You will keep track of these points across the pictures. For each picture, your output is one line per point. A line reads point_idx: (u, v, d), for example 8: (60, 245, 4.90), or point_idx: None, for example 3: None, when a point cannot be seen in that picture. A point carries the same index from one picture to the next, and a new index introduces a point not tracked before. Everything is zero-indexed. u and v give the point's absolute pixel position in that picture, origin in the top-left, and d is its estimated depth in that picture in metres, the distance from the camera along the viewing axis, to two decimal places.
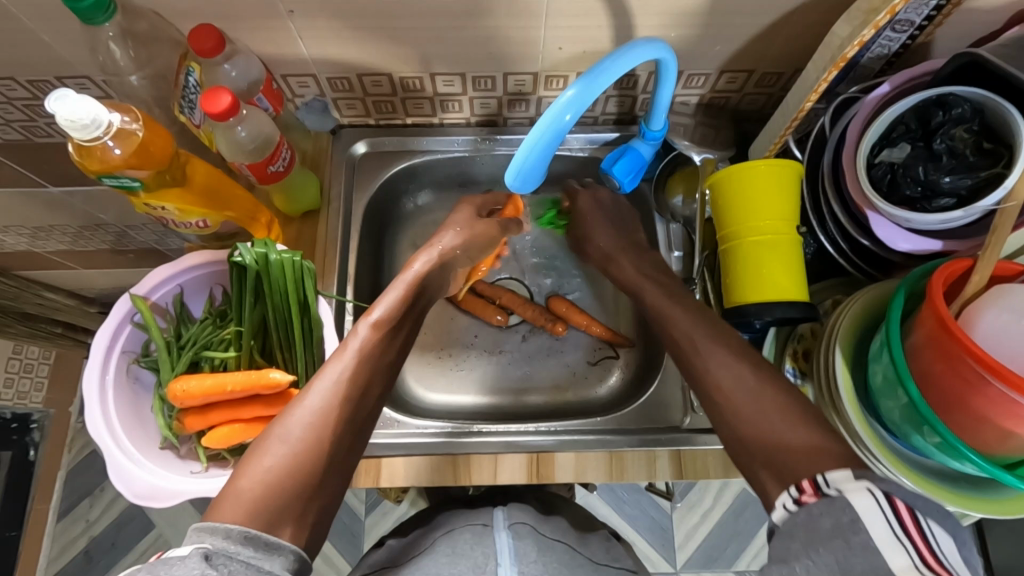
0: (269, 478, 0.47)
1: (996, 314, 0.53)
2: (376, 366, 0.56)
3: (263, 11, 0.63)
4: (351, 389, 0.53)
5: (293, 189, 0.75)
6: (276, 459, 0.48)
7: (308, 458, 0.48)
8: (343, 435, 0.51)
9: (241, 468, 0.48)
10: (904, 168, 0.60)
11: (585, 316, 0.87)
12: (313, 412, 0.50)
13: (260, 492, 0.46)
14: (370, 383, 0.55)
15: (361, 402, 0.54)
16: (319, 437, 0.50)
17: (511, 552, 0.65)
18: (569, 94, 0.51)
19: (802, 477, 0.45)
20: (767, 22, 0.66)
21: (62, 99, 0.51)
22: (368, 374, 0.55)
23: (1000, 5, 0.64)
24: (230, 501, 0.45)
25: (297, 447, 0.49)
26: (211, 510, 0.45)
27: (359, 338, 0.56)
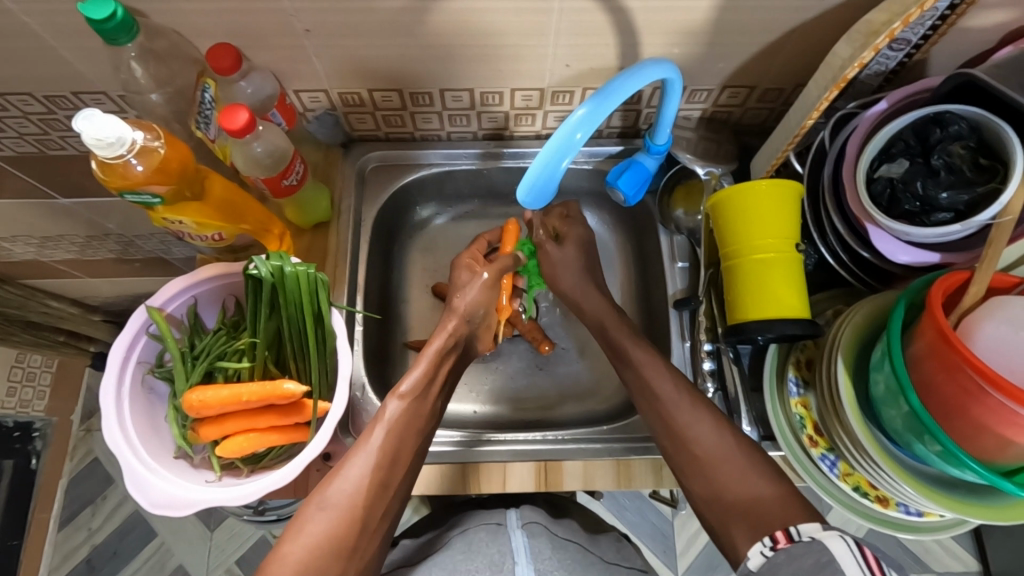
0: (311, 545, 0.56)
1: (994, 325, 0.55)
2: (408, 435, 0.63)
3: (279, 31, 0.64)
4: (384, 459, 0.61)
5: (305, 202, 0.77)
6: (316, 527, 0.57)
7: (343, 528, 0.57)
8: (376, 502, 0.59)
9: (287, 531, 0.57)
10: (903, 183, 0.62)
11: (540, 338, 0.88)
12: (349, 485, 0.58)
13: (302, 557, 0.55)
14: (401, 455, 0.62)
15: (394, 469, 0.61)
16: (353, 508, 0.58)
17: (527, 551, 0.67)
18: (580, 113, 0.52)
19: (778, 530, 0.53)
20: (770, 40, 0.68)
21: (89, 118, 0.53)
22: (398, 446, 0.62)
23: (994, 25, 0.66)
24: (278, 562, 0.54)
25: (333, 518, 0.57)
26: (263, 567, 0.55)
27: (394, 407, 0.64)
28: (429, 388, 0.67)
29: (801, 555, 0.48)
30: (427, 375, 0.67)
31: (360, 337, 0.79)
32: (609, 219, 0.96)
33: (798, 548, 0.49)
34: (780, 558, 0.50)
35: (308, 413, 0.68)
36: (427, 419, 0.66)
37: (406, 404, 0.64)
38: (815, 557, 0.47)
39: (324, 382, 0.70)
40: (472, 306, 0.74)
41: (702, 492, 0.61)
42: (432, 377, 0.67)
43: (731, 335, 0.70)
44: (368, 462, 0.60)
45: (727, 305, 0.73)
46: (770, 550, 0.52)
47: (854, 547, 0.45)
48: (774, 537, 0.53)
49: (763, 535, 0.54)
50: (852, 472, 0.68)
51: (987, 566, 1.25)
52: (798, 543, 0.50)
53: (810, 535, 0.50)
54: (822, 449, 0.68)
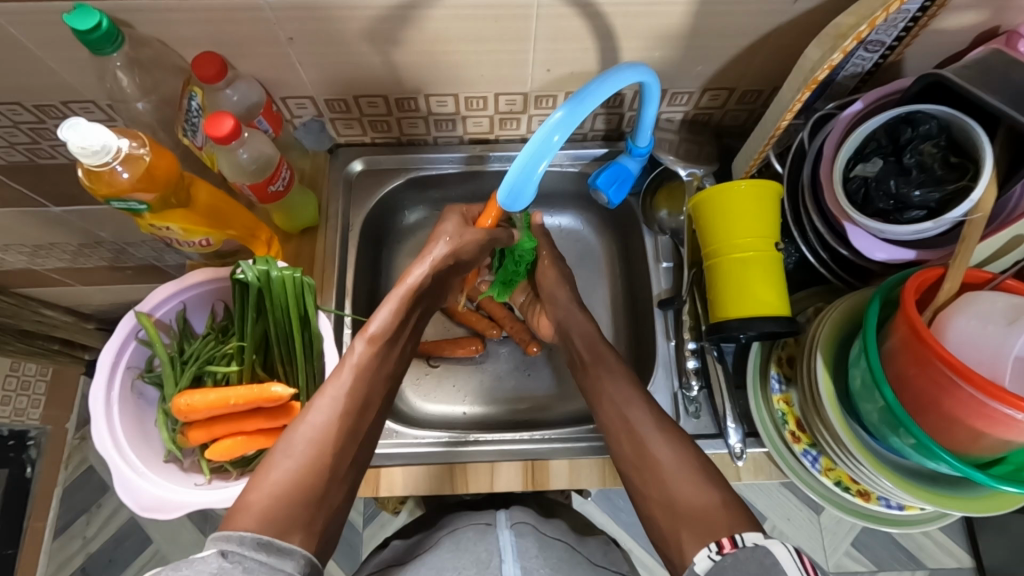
0: (278, 490, 0.54)
1: (965, 320, 0.56)
2: (375, 376, 0.63)
3: (263, 39, 0.65)
4: (353, 402, 0.60)
5: (292, 208, 0.78)
6: (283, 475, 0.55)
7: (312, 471, 0.56)
8: (347, 447, 0.58)
9: (253, 482, 0.55)
10: (876, 182, 0.63)
11: (526, 334, 0.90)
12: (317, 428, 0.58)
13: (271, 504, 0.53)
14: (369, 397, 0.62)
15: (362, 417, 0.61)
16: (320, 452, 0.57)
17: (514, 549, 0.68)
18: (557, 115, 0.53)
19: (724, 536, 0.54)
20: (746, 43, 0.70)
21: (74, 127, 0.54)
22: (367, 390, 0.62)
23: (965, 27, 0.67)
24: (241, 514, 0.52)
25: (300, 463, 0.56)
26: (226, 522, 0.52)
27: (361, 350, 0.64)
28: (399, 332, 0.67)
29: (748, 559, 0.49)
30: (395, 319, 0.67)
31: (348, 340, 0.80)
32: (595, 221, 0.97)
33: (744, 556, 0.50)
34: (727, 564, 0.50)
35: (296, 415, 0.70)
36: (394, 364, 0.66)
37: (375, 347, 0.64)
38: (763, 561, 0.48)
39: (312, 384, 0.71)
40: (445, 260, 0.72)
41: (674, 485, 0.60)
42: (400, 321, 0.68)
43: (714, 334, 0.70)
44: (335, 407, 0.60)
45: (709, 303, 0.74)
46: (717, 555, 0.52)
47: (798, 556, 0.47)
48: (720, 542, 0.53)
49: (710, 540, 0.54)
50: (834, 467, 0.69)
51: (980, 563, 1.25)
52: (744, 547, 0.51)
53: (753, 540, 0.51)
54: (804, 445, 0.69)
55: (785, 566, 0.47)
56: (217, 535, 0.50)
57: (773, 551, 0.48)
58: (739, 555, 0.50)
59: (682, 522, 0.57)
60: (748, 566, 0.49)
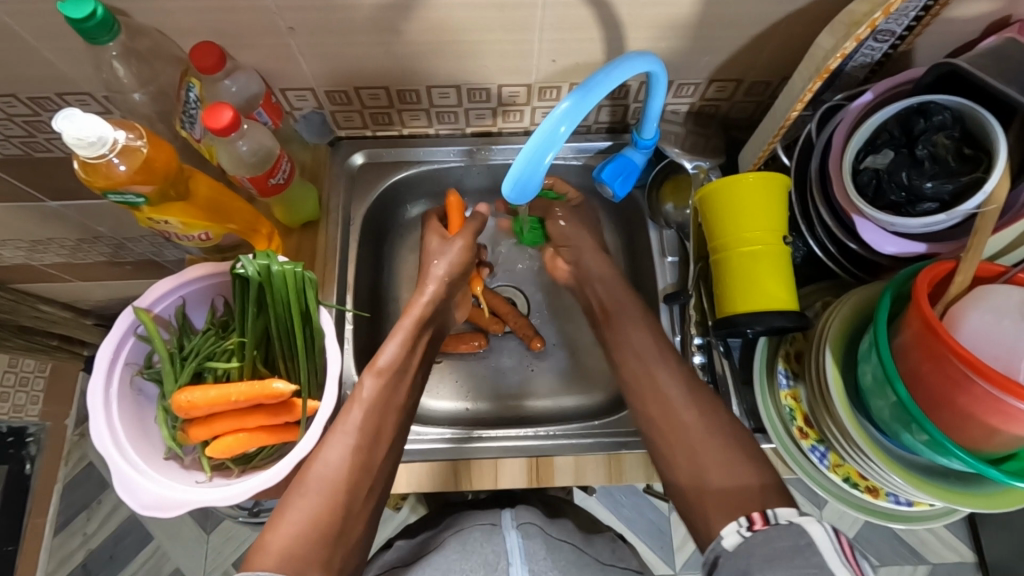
0: (297, 527, 0.55)
1: (980, 314, 0.55)
2: (385, 410, 0.65)
3: (263, 29, 0.64)
4: (364, 437, 0.62)
5: (292, 201, 0.76)
6: (301, 511, 0.56)
7: (328, 508, 0.57)
8: (361, 481, 0.60)
9: (271, 521, 0.56)
10: (888, 174, 0.62)
11: (529, 329, 0.88)
12: (331, 463, 0.59)
13: (290, 543, 0.54)
14: (379, 430, 0.64)
15: (374, 450, 0.62)
16: (335, 490, 0.58)
17: (522, 551, 0.68)
18: (564, 106, 0.52)
19: (754, 511, 0.52)
20: (755, 33, 0.68)
21: (70, 118, 0.52)
22: (376, 419, 0.64)
23: (978, 15, 0.66)
24: (262, 553, 0.53)
25: (317, 499, 0.57)
26: (248, 560, 0.53)
27: (372, 388, 0.66)
28: (404, 369, 0.69)
29: (781, 539, 0.48)
30: (400, 359, 0.69)
31: (350, 335, 0.79)
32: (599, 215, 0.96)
33: (777, 535, 0.48)
34: (758, 540, 0.49)
35: (297, 412, 0.68)
36: (403, 399, 0.68)
37: (383, 386, 0.66)
38: (797, 542, 0.47)
39: (314, 380, 0.70)
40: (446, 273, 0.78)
41: (704, 460, 0.59)
42: (407, 356, 0.70)
43: (721, 329, 0.70)
44: (347, 442, 0.61)
45: (716, 298, 0.73)
46: (747, 531, 0.50)
47: (832, 534, 0.47)
48: (750, 517, 0.52)
49: (739, 515, 0.53)
50: (842, 463, 0.68)
51: (982, 557, 1.25)
52: (777, 525, 0.49)
53: (786, 518, 0.50)
54: (812, 441, 0.68)
55: (820, 546, 0.46)
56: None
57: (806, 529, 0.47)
58: (773, 534, 0.49)
59: (707, 502, 0.56)
60: (781, 544, 0.47)
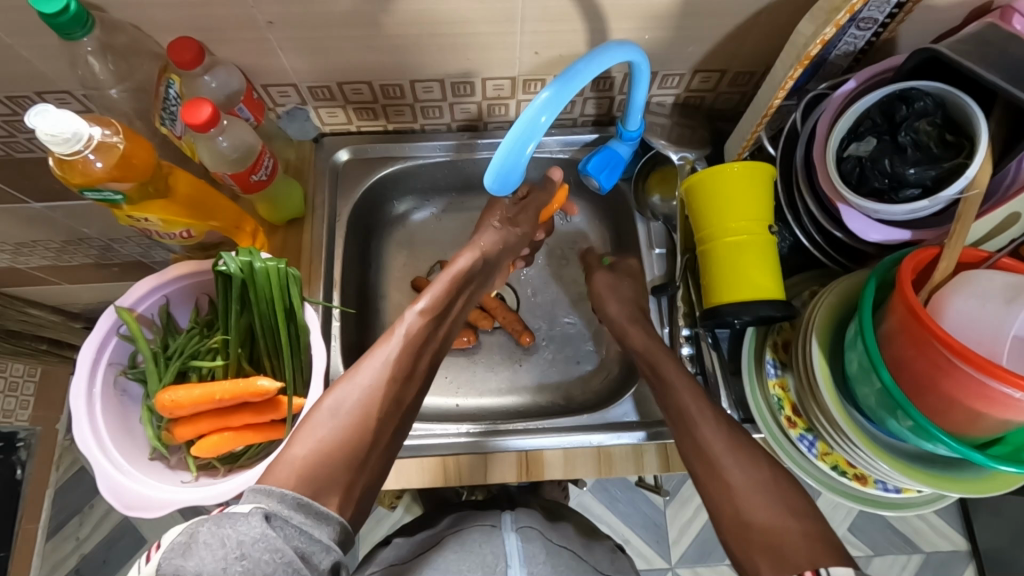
0: (321, 449, 0.53)
1: (963, 300, 0.55)
2: (421, 349, 0.63)
3: (243, 23, 0.64)
4: (399, 370, 0.60)
5: (277, 198, 0.76)
6: (326, 433, 0.54)
7: (354, 432, 0.54)
8: (389, 415, 0.58)
9: (294, 438, 0.54)
10: (871, 161, 0.62)
11: (519, 323, 0.88)
12: (362, 391, 0.57)
13: (313, 461, 0.51)
14: (413, 370, 0.61)
15: (406, 387, 0.60)
16: (364, 415, 0.56)
17: (521, 555, 0.67)
18: (544, 95, 0.52)
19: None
20: (738, 23, 0.68)
21: (43, 114, 0.52)
22: (413, 354, 0.62)
23: (959, 2, 0.66)
24: (282, 467, 0.50)
25: (343, 425, 0.54)
26: (265, 476, 0.50)
27: (414, 322, 0.64)
28: (442, 308, 0.67)
29: None
30: (439, 296, 0.67)
31: (337, 333, 0.79)
32: (587, 209, 0.95)
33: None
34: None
35: (283, 410, 0.68)
36: (437, 336, 0.66)
37: (424, 323, 0.64)
38: None
39: (299, 378, 0.69)
40: (493, 247, 0.74)
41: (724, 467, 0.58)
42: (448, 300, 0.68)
43: (707, 320, 0.70)
44: (381, 373, 0.59)
45: (702, 288, 0.73)
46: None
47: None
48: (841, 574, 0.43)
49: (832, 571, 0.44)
50: (830, 451, 0.68)
51: (976, 545, 1.26)
52: None
53: None
54: (800, 430, 0.69)
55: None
56: (255, 489, 0.48)
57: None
58: None
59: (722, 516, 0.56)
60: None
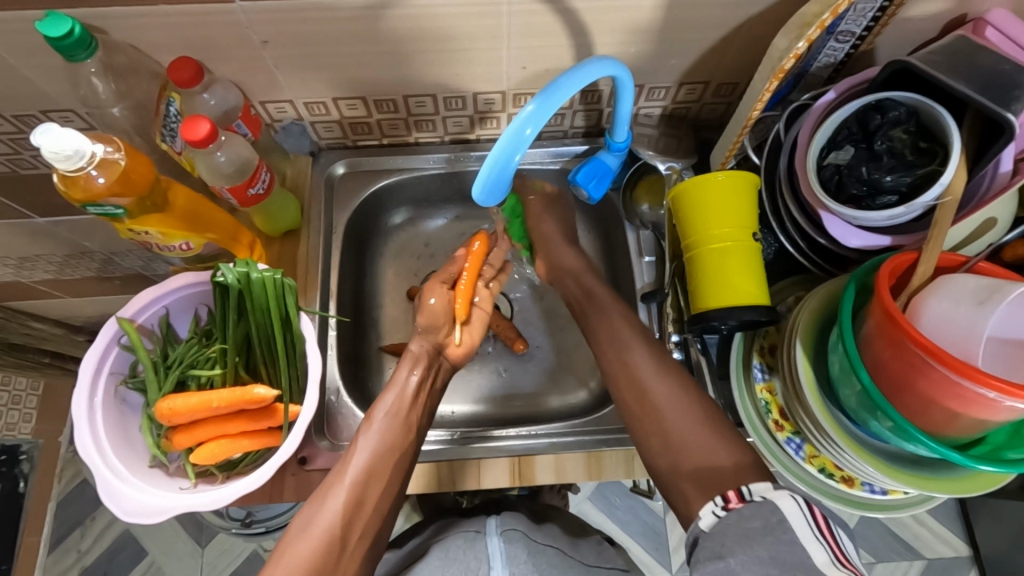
0: (288, 573, 0.54)
1: (938, 302, 0.56)
2: (382, 450, 0.62)
3: (238, 42, 0.66)
4: (360, 479, 0.60)
5: (273, 210, 0.78)
6: (294, 556, 0.55)
7: (322, 550, 0.56)
8: (355, 523, 0.58)
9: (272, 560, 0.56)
10: (849, 169, 0.64)
11: (511, 329, 0.89)
12: (326, 510, 0.58)
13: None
14: (376, 475, 0.61)
15: (370, 489, 0.60)
16: (331, 530, 0.57)
17: (503, 556, 0.69)
18: (528, 109, 0.54)
19: (729, 490, 0.52)
20: (718, 37, 0.70)
21: (47, 133, 0.54)
22: (370, 463, 0.61)
23: (933, 14, 0.68)
24: None
25: (310, 544, 0.56)
26: None
27: (376, 430, 0.63)
28: (403, 409, 0.66)
29: (754, 518, 0.48)
30: (397, 399, 0.66)
31: (333, 341, 0.81)
32: (579, 218, 0.97)
33: (750, 511, 0.49)
34: (730, 521, 0.49)
35: (279, 417, 0.69)
36: (404, 440, 0.64)
37: (386, 432, 0.63)
38: (769, 520, 0.47)
39: (295, 385, 0.71)
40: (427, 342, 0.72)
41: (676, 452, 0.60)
42: (403, 397, 0.66)
43: (694, 325, 0.71)
44: (342, 487, 0.59)
45: (689, 295, 0.74)
46: (721, 511, 0.51)
47: (806, 509, 0.47)
48: (727, 496, 0.52)
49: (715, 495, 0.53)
50: (817, 453, 0.69)
51: (977, 551, 1.26)
52: (751, 502, 0.49)
53: (761, 493, 0.50)
54: (787, 432, 0.70)
55: (793, 522, 0.46)
56: None
57: (780, 506, 0.47)
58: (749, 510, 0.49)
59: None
60: (754, 524, 0.47)
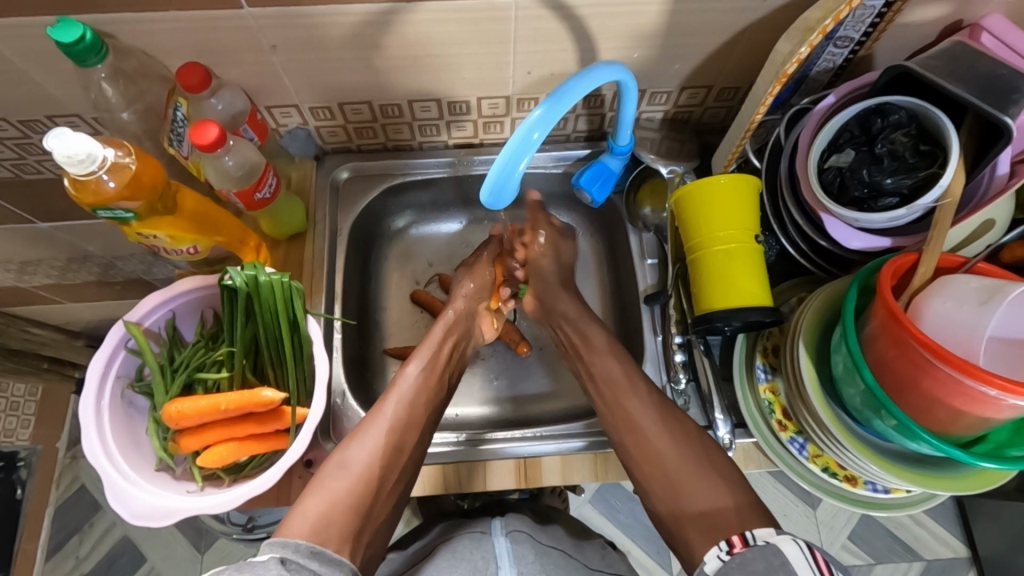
0: (331, 498, 0.57)
1: (942, 302, 0.57)
2: (418, 401, 0.68)
3: (246, 47, 0.66)
4: (398, 423, 0.65)
5: (279, 214, 0.78)
6: (336, 485, 0.58)
7: (362, 482, 0.59)
8: (392, 463, 0.63)
9: (308, 490, 0.58)
10: (850, 172, 0.65)
11: (514, 332, 0.90)
12: (368, 446, 0.62)
13: (324, 509, 0.56)
14: (411, 424, 0.66)
15: (406, 434, 0.65)
16: (371, 465, 0.61)
17: (510, 556, 0.70)
18: (537, 113, 0.54)
19: (735, 536, 0.54)
20: (719, 42, 0.71)
21: (60, 137, 0.54)
22: (408, 411, 0.67)
23: (930, 20, 0.69)
24: (297, 519, 0.54)
25: (351, 476, 0.59)
26: (280, 529, 0.54)
27: (410, 382, 0.70)
28: (436, 370, 0.73)
29: (757, 559, 0.48)
30: (432, 354, 0.74)
31: (339, 344, 0.81)
32: (581, 221, 0.98)
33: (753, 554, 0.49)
34: (735, 563, 0.50)
35: (287, 419, 0.69)
36: (435, 394, 0.71)
37: (418, 386, 0.70)
38: (771, 561, 0.47)
39: (303, 387, 0.71)
40: (462, 309, 0.80)
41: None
42: (435, 359, 0.74)
43: (698, 326, 0.71)
44: (382, 428, 0.64)
45: (693, 297, 0.75)
46: (726, 556, 0.51)
47: (808, 552, 0.47)
48: (731, 543, 0.53)
49: (721, 541, 0.54)
50: (821, 453, 0.70)
51: (976, 551, 1.27)
52: (753, 547, 0.50)
53: (764, 539, 0.51)
54: (791, 432, 0.70)
55: (794, 563, 0.46)
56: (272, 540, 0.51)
57: (781, 549, 0.48)
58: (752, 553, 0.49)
59: (700, 509, 0.59)
60: (757, 565, 0.48)
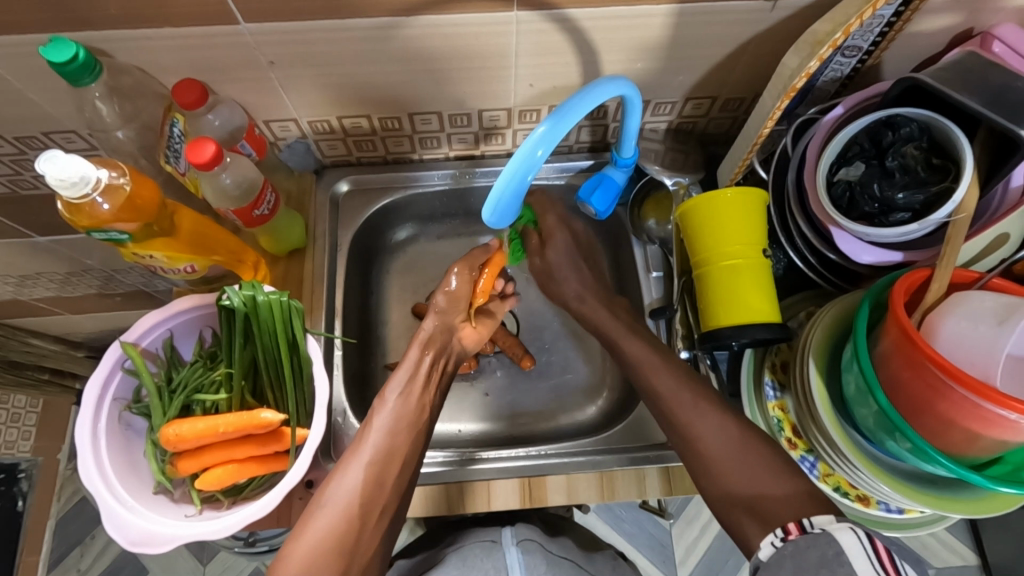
0: (315, 539, 0.57)
1: (955, 321, 0.55)
2: (398, 427, 0.65)
3: (244, 64, 0.65)
4: (377, 455, 0.62)
5: (278, 230, 0.77)
6: (319, 526, 0.58)
7: (345, 520, 0.59)
8: (375, 496, 0.61)
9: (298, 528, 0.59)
10: (860, 186, 0.63)
11: (517, 345, 0.88)
12: (349, 484, 0.60)
13: (307, 552, 0.56)
14: (393, 453, 0.63)
15: (388, 464, 0.63)
16: (354, 501, 0.60)
17: (522, 567, 0.68)
18: (539, 131, 0.53)
19: (790, 520, 0.53)
20: (724, 53, 0.70)
21: (51, 159, 0.53)
22: (388, 441, 0.64)
23: (940, 29, 0.68)
24: (283, 564, 0.56)
25: (334, 514, 0.59)
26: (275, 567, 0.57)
27: (391, 407, 0.66)
28: (416, 389, 0.69)
29: (811, 549, 0.49)
30: (408, 378, 0.69)
31: (339, 361, 0.80)
32: None
33: (809, 543, 0.49)
34: (790, 550, 0.50)
35: (287, 441, 0.68)
36: (418, 415, 0.67)
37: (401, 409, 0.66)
38: (826, 552, 0.47)
39: (302, 409, 0.70)
40: (433, 331, 0.74)
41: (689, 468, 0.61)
42: (413, 377, 0.69)
43: (706, 343, 0.70)
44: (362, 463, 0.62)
45: (700, 312, 0.73)
46: (781, 541, 0.51)
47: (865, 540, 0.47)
48: (786, 528, 0.52)
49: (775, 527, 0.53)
50: (832, 472, 0.69)
51: (987, 561, 1.25)
52: (811, 533, 0.50)
53: (820, 525, 0.50)
54: (801, 451, 0.69)
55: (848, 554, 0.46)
56: None
57: (837, 538, 0.48)
58: (807, 543, 0.49)
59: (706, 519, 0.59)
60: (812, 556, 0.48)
